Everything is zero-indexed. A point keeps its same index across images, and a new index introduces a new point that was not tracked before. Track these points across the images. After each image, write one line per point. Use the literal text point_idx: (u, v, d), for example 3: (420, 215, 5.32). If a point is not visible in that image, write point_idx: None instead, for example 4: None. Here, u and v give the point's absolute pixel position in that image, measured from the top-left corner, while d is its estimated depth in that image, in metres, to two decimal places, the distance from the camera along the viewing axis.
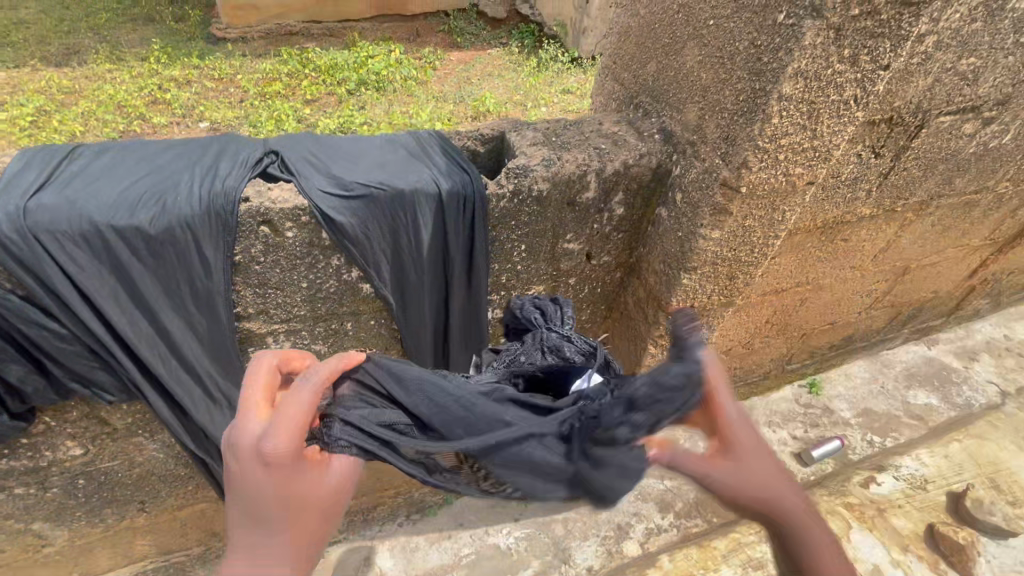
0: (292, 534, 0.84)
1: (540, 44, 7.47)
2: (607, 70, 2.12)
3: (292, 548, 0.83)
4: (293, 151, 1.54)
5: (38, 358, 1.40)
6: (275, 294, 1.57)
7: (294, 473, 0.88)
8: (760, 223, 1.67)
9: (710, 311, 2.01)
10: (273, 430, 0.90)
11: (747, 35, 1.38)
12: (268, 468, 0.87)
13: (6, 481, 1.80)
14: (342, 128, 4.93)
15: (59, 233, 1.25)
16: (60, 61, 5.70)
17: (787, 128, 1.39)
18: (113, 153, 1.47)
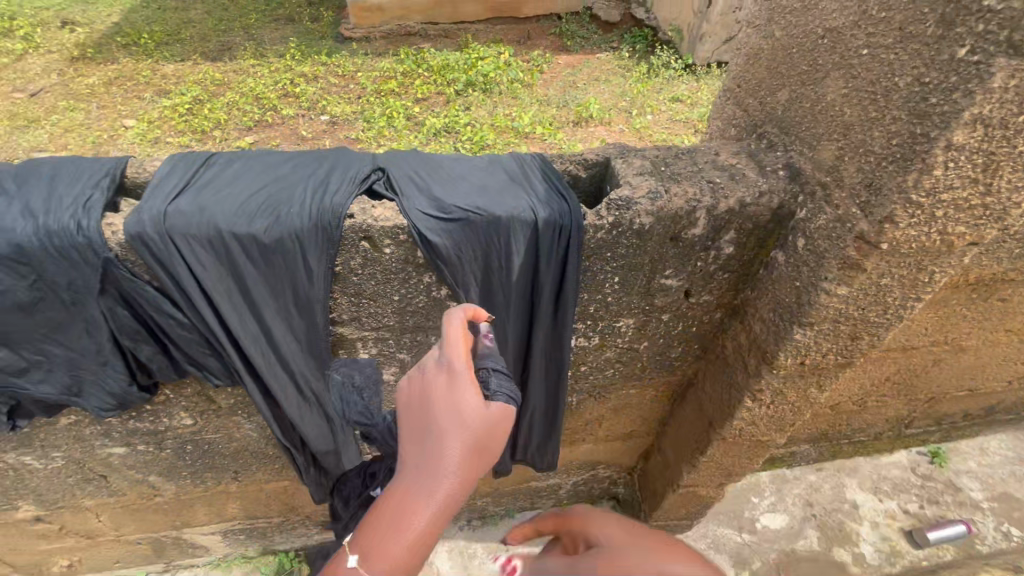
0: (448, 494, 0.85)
1: (653, 48, 7.19)
2: (729, 93, 1.96)
3: (424, 512, 0.84)
4: (398, 168, 1.58)
5: (163, 342, 1.55)
6: (368, 304, 1.62)
7: (445, 438, 0.90)
8: (900, 283, 1.43)
9: (823, 370, 1.78)
10: (460, 387, 0.95)
11: (912, 69, 1.18)
12: (434, 423, 0.92)
13: (131, 438, 2.03)
14: (446, 128, 5.08)
15: (188, 237, 1.37)
16: (215, 56, 6.44)
17: (952, 181, 1.17)
18: (239, 162, 1.59)
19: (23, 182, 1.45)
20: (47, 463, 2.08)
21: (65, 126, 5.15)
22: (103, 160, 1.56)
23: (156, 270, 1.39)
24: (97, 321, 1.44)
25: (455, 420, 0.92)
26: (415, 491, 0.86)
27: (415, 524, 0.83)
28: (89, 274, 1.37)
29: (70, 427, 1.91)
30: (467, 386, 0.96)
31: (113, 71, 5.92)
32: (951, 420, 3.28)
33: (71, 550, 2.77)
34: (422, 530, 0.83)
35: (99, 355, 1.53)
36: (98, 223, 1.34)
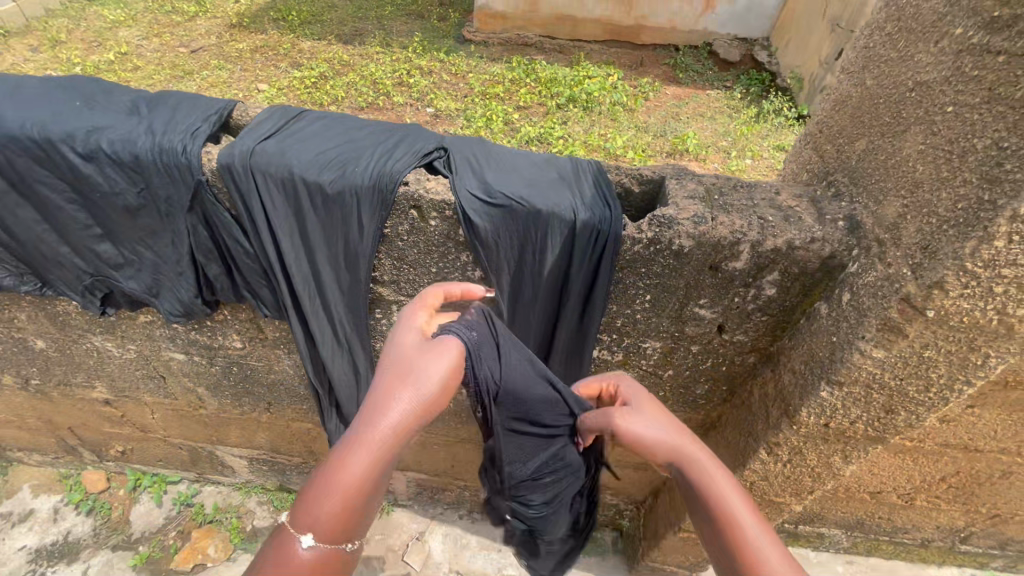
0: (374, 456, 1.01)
1: (768, 93, 6.93)
2: (810, 138, 1.90)
3: (360, 473, 1.00)
4: (459, 151, 1.71)
5: (231, 265, 1.76)
6: (408, 270, 1.73)
7: (391, 403, 1.05)
8: (948, 360, 1.33)
9: (850, 439, 1.67)
10: (420, 362, 1.10)
11: (993, 132, 1.11)
12: (382, 399, 1.05)
13: (191, 347, 2.30)
14: (540, 137, 5.21)
15: (267, 176, 1.57)
16: (348, 40, 7.05)
17: (1017, 256, 1.09)
18: (325, 123, 1.79)
19: (152, 108, 1.72)
20: (123, 353, 2.40)
21: (213, 81, 5.87)
22: (216, 101, 1.81)
23: (236, 199, 1.59)
24: (183, 233, 1.67)
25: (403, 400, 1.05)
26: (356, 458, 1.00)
27: (349, 484, 1.00)
28: (184, 192, 1.60)
29: (145, 325, 2.20)
30: (427, 361, 1.11)
31: (262, 41, 6.69)
32: (1018, 548, 2.89)
33: (127, 438, 3.14)
34: (355, 491, 1.00)
35: (179, 264, 1.77)
36: (199, 151, 1.57)
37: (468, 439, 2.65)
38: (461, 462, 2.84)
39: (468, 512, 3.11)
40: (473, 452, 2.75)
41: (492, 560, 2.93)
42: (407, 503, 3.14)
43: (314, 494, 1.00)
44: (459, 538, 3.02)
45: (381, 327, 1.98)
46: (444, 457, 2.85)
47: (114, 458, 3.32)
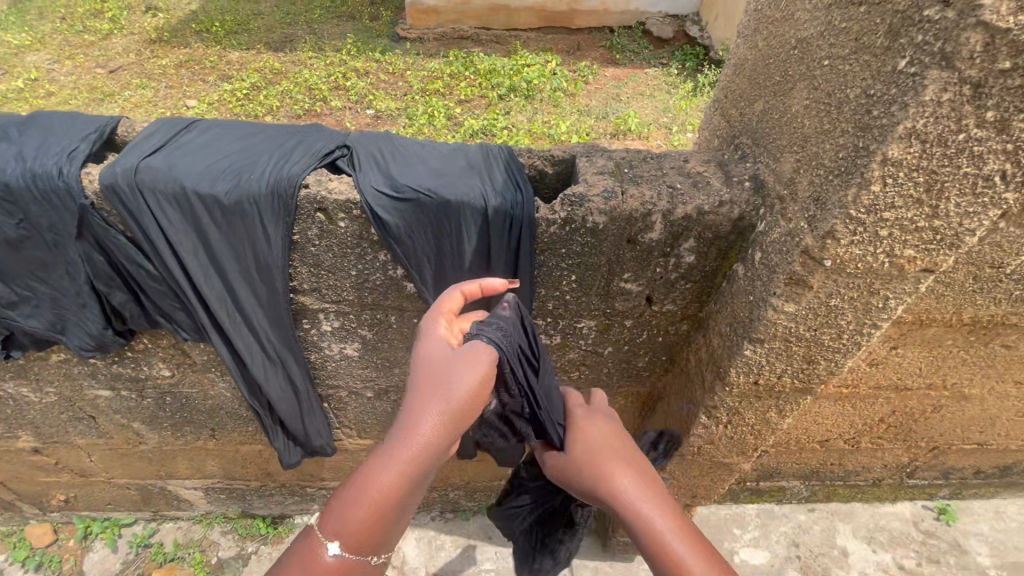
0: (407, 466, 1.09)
1: (703, 66, 7.07)
2: (718, 104, 1.93)
3: (392, 483, 1.08)
4: (364, 148, 1.66)
5: (136, 290, 1.67)
6: (327, 276, 1.67)
7: (429, 410, 1.12)
8: (852, 306, 1.38)
9: (781, 393, 1.72)
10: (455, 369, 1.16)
11: (861, 81, 1.14)
12: (413, 412, 1.12)
13: (116, 382, 2.17)
14: (483, 130, 5.16)
15: (158, 192, 1.49)
16: (278, 47, 6.80)
17: (893, 199, 1.12)
18: (221, 132, 1.71)
19: (26, 131, 1.61)
20: (44, 396, 2.25)
21: (136, 101, 5.57)
22: (98, 118, 1.71)
23: (128, 221, 1.50)
24: (76, 262, 1.57)
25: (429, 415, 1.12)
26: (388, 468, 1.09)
27: (381, 493, 1.08)
28: (68, 217, 1.50)
29: (61, 364, 2.07)
30: (460, 370, 1.16)
31: (184, 55, 6.39)
32: (960, 476, 3.07)
33: (68, 485, 2.96)
34: (384, 500, 1.08)
35: (79, 296, 1.66)
36: (78, 172, 1.47)
37: None
38: None
39: (439, 513, 3.08)
40: None
41: (468, 556, 2.93)
42: None
43: (347, 499, 1.10)
44: (432, 540, 2.97)
45: (311, 338, 1.91)
46: None
47: (59, 508, 3.12)
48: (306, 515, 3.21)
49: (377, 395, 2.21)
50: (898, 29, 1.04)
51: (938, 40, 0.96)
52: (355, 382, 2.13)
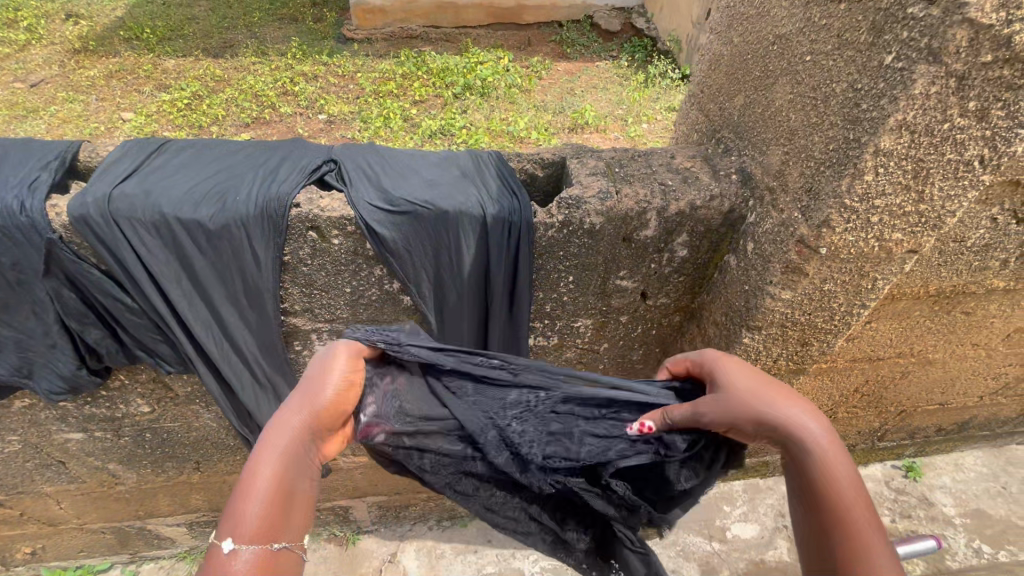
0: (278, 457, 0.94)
1: (652, 58, 7.21)
2: (694, 99, 1.97)
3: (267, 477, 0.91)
4: (352, 162, 1.62)
5: (113, 326, 1.56)
6: (320, 295, 1.61)
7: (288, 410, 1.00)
8: (844, 289, 1.45)
9: (776, 376, 1.79)
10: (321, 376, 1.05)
11: (846, 76, 1.19)
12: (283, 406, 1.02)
13: (89, 424, 2.04)
14: (442, 130, 5.09)
15: (134, 220, 1.40)
16: (217, 53, 6.48)
17: (885, 187, 1.19)
18: (194, 153, 1.63)
19: None
20: (6, 446, 2.08)
21: (65, 116, 5.17)
22: (56, 145, 1.60)
23: (102, 253, 1.40)
24: (44, 301, 1.45)
25: (294, 399, 1.01)
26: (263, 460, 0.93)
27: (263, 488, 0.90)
28: (34, 254, 1.38)
29: (26, 410, 1.92)
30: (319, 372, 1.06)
31: (115, 65, 5.99)
32: (924, 434, 3.27)
33: (34, 537, 2.74)
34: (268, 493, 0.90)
35: (49, 337, 1.54)
36: (41, 205, 1.36)
37: None
38: None
39: (436, 522, 3.03)
40: None
41: (468, 561, 2.87)
42: (373, 527, 3.05)
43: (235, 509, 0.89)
44: (433, 550, 2.92)
45: (303, 360, 1.83)
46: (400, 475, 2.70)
47: (23, 561, 2.90)
48: None
49: None
50: (882, 26, 1.10)
51: (924, 36, 1.02)
52: None
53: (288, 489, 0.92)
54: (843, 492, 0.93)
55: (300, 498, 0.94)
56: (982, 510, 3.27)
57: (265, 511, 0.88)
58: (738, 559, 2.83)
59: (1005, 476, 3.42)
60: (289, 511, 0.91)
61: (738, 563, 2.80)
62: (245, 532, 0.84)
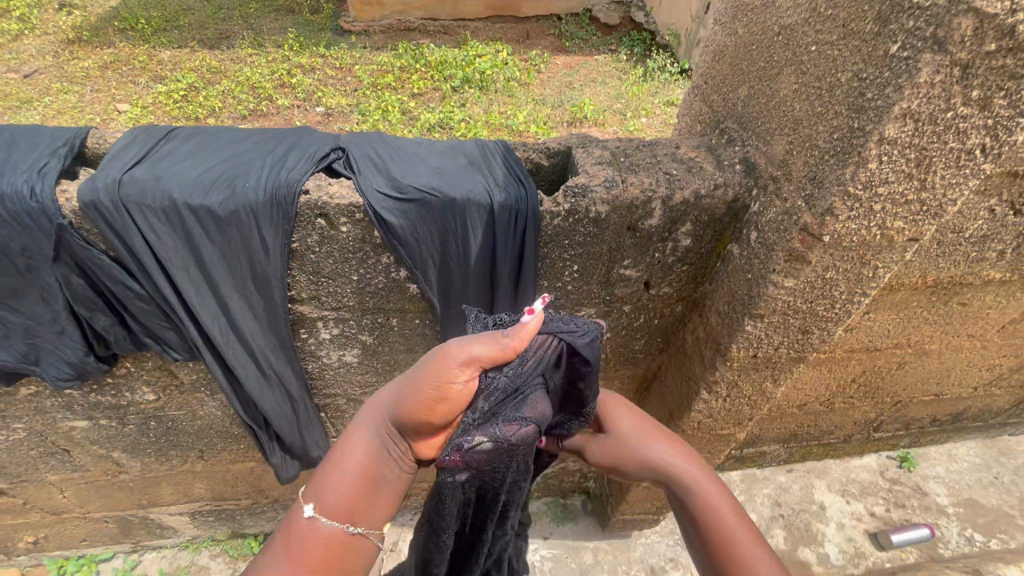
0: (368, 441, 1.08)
1: (651, 52, 7.21)
2: (698, 90, 1.98)
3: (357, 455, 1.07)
4: (359, 150, 1.63)
5: (121, 312, 1.57)
6: (327, 283, 1.62)
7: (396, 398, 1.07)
8: (845, 278, 1.47)
9: (777, 364, 1.81)
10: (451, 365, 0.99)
11: (851, 65, 1.21)
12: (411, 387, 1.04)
13: (95, 412, 2.05)
14: (441, 123, 5.08)
15: (144, 206, 1.40)
16: (214, 44, 6.43)
17: (888, 175, 1.21)
18: (202, 140, 1.64)
19: None
20: (11, 434, 2.09)
21: (60, 107, 5.13)
22: (64, 131, 1.60)
23: (111, 239, 1.41)
24: (52, 286, 1.46)
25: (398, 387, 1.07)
26: (355, 448, 1.08)
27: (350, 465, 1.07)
28: (43, 239, 1.39)
29: (32, 397, 1.93)
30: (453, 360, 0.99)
31: (110, 56, 5.94)
32: (919, 425, 3.31)
33: (36, 526, 2.75)
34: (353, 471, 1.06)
35: (56, 322, 1.55)
36: (51, 190, 1.37)
37: None
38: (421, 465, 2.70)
39: None
40: None
41: None
42: None
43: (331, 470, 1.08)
44: None
45: (309, 348, 1.84)
46: None
47: (26, 551, 2.90)
48: None
49: None
50: (888, 16, 1.12)
51: (929, 25, 1.04)
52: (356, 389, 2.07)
53: (364, 477, 1.06)
54: (714, 504, 1.15)
55: (382, 489, 1.07)
56: (975, 499, 3.32)
57: (346, 491, 1.04)
58: None
59: (998, 466, 3.48)
60: (365, 497, 1.05)
61: None
62: (322, 509, 1.02)
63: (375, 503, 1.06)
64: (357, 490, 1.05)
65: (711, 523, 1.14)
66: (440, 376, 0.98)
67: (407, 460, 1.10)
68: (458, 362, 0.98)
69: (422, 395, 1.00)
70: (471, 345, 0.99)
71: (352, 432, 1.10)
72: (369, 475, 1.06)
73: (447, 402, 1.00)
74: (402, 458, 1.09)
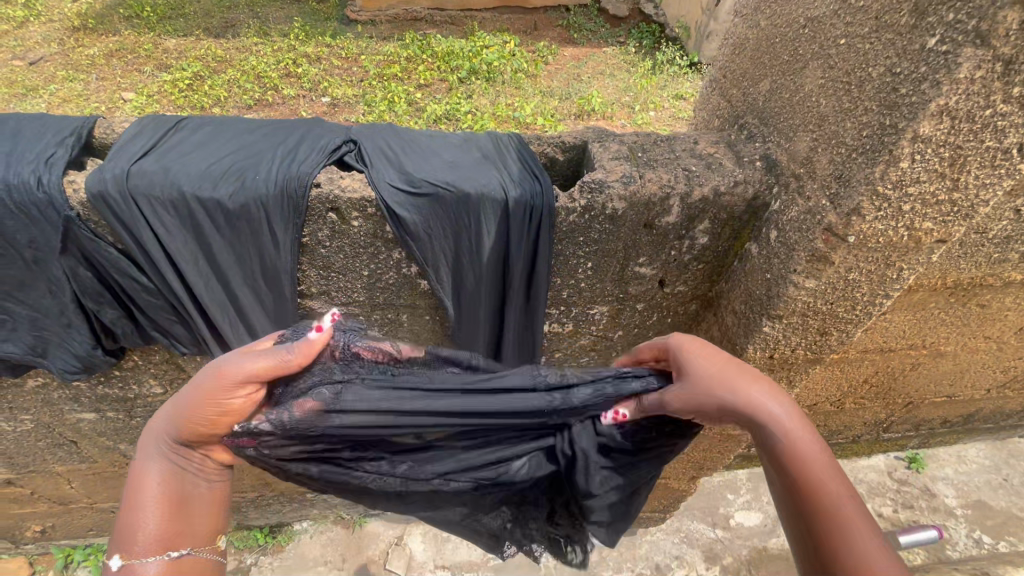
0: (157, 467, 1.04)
1: (660, 44, 7.12)
2: (716, 84, 1.93)
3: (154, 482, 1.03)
4: (371, 143, 1.60)
5: (129, 305, 1.55)
6: (336, 278, 1.60)
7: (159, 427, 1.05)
8: (868, 279, 1.43)
9: (793, 365, 1.77)
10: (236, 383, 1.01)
11: (884, 59, 1.17)
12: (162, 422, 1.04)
13: (102, 404, 2.03)
14: (448, 115, 5.03)
15: (152, 198, 1.38)
16: (219, 33, 6.37)
17: (920, 174, 1.18)
18: (210, 131, 1.60)
19: None
20: (19, 425, 2.08)
21: (65, 96, 5.09)
22: (71, 120, 1.57)
23: (119, 231, 1.39)
24: (59, 278, 1.44)
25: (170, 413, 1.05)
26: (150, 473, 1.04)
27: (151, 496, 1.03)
28: (51, 231, 1.37)
29: (39, 389, 1.92)
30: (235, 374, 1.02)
31: (115, 44, 5.89)
32: (930, 426, 3.27)
33: (43, 515, 2.75)
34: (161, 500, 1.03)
35: (64, 315, 1.53)
36: (57, 181, 1.34)
37: None
38: None
39: None
40: None
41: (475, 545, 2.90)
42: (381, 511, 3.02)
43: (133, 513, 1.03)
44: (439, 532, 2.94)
45: None
46: None
47: (33, 540, 2.91)
48: (305, 521, 3.03)
49: None
50: (924, 8, 1.10)
51: (971, 18, 1.03)
52: None
53: (174, 504, 1.04)
54: (818, 471, 0.99)
55: (193, 504, 1.05)
56: (984, 501, 3.30)
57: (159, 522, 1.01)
58: (743, 545, 2.85)
59: (1007, 469, 3.45)
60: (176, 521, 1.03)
61: (741, 550, 2.82)
62: (138, 545, 0.99)
63: (195, 521, 1.06)
64: (173, 512, 1.04)
65: (811, 487, 0.99)
66: (218, 383, 1.00)
67: (215, 470, 1.09)
68: (233, 376, 1.00)
69: (198, 408, 1.01)
70: (248, 359, 1.02)
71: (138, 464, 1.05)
72: (179, 499, 1.04)
73: (232, 414, 1.02)
74: (209, 472, 1.08)
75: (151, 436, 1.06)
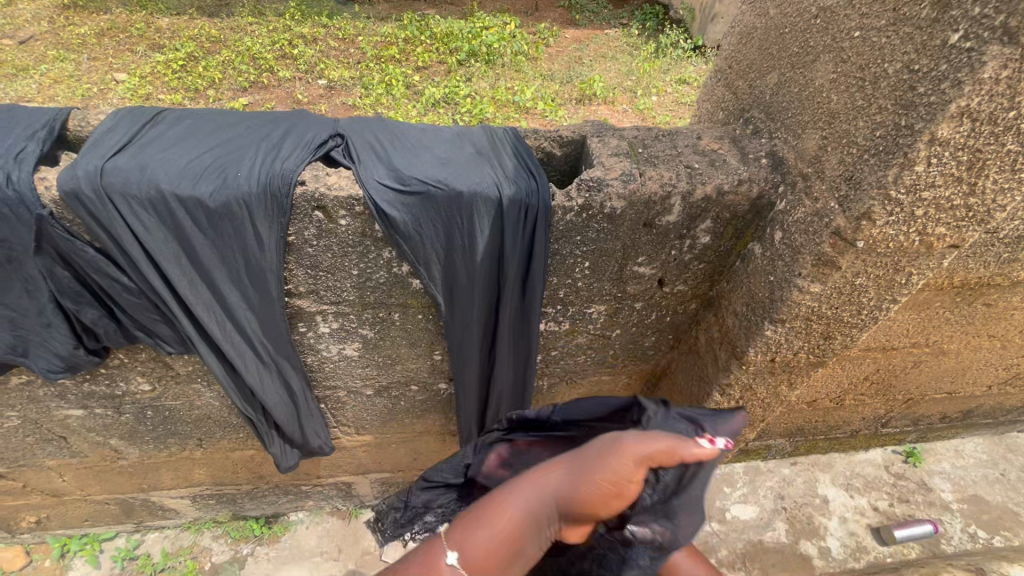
0: (524, 508, 1.08)
1: (664, 27, 6.96)
2: (722, 75, 1.85)
3: (513, 522, 1.08)
4: (360, 137, 1.53)
5: (110, 305, 1.49)
6: (325, 277, 1.54)
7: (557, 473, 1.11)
8: (876, 283, 1.38)
9: (795, 367, 1.73)
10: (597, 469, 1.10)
11: (901, 55, 1.11)
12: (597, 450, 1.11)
13: (89, 401, 2.00)
14: (446, 98, 4.91)
15: (129, 196, 1.32)
16: (212, 12, 6.20)
17: (935, 178, 1.12)
18: (193, 123, 1.54)
19: None
20: (6, 421, 2.05)
21: (55, 76, 4.97)
22: (45, 112, 1.51)
23: (95, 230, 1.33)
24: (36, 279, 1.39)
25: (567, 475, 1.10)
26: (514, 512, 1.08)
27: (508, 525, 1.08)
28: (24, 230, 1.31)
29: (24, 386, 1.88)
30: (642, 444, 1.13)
31: (106, 23, 5.73)
32: (930, 422, 3.23)
33: (38, 506, 2.74)
34: (515, 537, 1.07)
35: (43, 315, 1.48)
36: (28, 178, 1.29)
37: (424, 433, 2.43)
38: (422, 456, 2.66)
39: None
40: (433, 445, 2.56)
41: None
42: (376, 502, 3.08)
43: (478, 517, 1.10)
44: None
45: (306, 341, 1.77)
46: (402, 456, 2.64)
47: (29, 529, 2.89)
48: (301, 512, 3.04)
49: (377, 392, 2.08)
50: (947, 1, 1.03)
51: (999, 14, 0.95)
52: (356, 382, 2.01)
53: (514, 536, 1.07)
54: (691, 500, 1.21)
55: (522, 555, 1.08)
56: (980, 496, 3.19)
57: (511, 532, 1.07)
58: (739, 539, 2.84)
59: (1004, 463, 3.36)
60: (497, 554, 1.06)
61: (737, 544, 2.81)
62: (468, 553, 1.05)
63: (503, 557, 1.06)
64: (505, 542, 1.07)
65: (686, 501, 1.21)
66: (598, 458, 1.10)
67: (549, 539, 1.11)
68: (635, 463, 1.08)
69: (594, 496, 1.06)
70: (649, 441, 1.12)
71: (511, 492, 1.11)
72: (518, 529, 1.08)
73: (620, 498, 1.06)
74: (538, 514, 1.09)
75: (534, 478, 1.12)
